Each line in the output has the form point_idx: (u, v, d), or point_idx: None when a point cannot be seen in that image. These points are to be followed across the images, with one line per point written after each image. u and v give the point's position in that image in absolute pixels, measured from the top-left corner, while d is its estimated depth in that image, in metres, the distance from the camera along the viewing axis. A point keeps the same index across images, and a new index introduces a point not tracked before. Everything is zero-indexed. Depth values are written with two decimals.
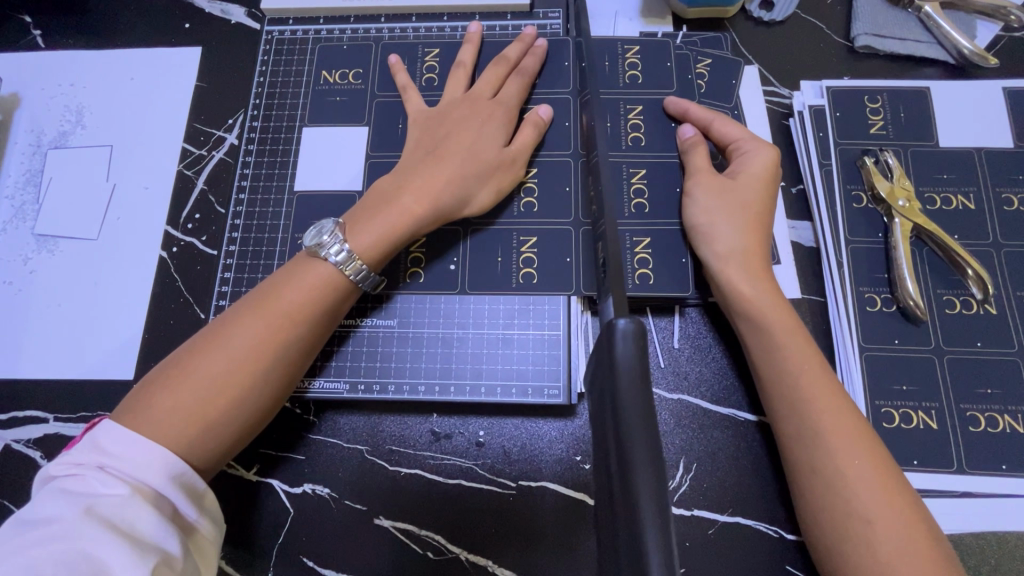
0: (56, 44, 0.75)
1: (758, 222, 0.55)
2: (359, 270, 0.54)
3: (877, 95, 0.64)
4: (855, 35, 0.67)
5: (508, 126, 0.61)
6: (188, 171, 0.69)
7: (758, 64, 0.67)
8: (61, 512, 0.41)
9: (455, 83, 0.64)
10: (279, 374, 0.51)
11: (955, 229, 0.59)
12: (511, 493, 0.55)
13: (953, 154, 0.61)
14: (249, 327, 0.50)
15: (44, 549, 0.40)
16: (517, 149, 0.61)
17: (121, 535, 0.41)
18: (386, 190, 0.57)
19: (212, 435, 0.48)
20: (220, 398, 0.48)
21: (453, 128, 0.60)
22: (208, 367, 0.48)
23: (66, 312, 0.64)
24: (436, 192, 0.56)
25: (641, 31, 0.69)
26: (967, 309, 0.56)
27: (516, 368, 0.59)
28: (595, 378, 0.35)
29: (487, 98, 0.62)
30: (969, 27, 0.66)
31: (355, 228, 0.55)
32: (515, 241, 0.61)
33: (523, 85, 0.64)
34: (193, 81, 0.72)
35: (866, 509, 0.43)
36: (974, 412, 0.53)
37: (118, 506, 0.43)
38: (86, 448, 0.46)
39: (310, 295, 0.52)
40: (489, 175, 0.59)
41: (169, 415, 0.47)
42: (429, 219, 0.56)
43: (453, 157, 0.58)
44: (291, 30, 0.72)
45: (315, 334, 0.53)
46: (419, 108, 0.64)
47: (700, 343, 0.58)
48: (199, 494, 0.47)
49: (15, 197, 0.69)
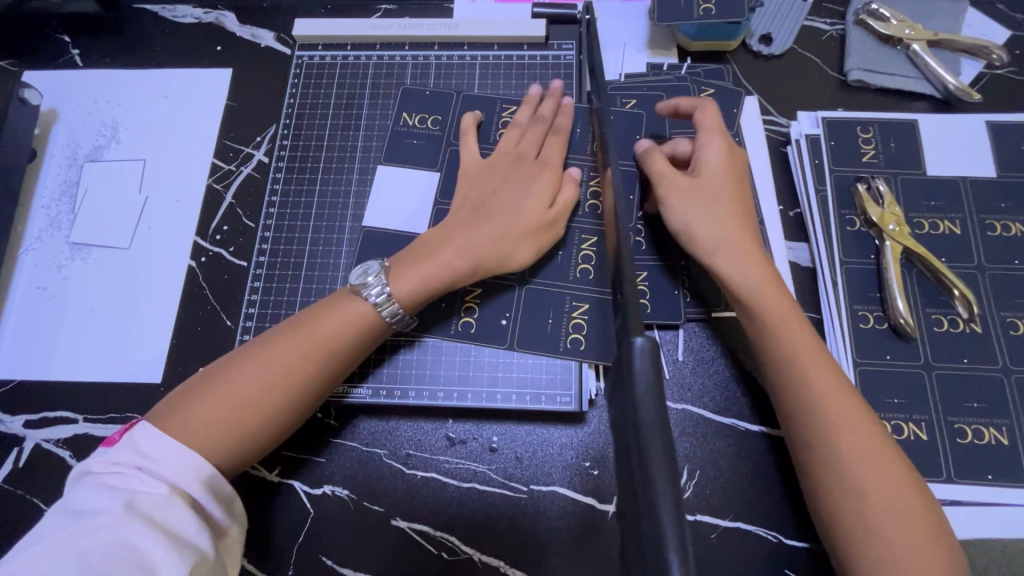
0: (94, 63, 0.79)
1: (735, 209, 0.58)
2: (395, 312, 0.57)
3: (869, 126, 0.68)
4: (848, 69, 0.71)
5: (552, 186, 0.63)
6: (218, 185, 0.72)
7: (758, 95, 0.72)
8: (104, 507, 0.44)
9: (508, 138, 0.66)
10: (307, 400, 0.54)
11: (942, 252, 0.63)
12: (522, 497, 0.58)
13: (939, 182, 0.65)
14: (288, 351, 0.54)
15: (91, 540, 0.42)
16: (558, 208, 0.62)
17: (161, 531, 0.44)
18: (430, 243, 0.59)
19: (237, 448, 0.51)
20: (253, 416, 0.51)
21: (498, 186, 0.62)
22: (245, 385, 0.52)
23: (97, 318, 0.67)
24: (477, 250, 0.58)
25: (648, 63, 0.74)
26: (954, 327, 0.60)
27: (530, 376, 0.62)
28: (615, 396, 0.38)
29: (531, 157, 0.65)
30: (955, 64, 0.71)
31: (397, 274, 0.57)
32: (519, 287, 0.63)
33: (562, 144, 0.66)
34: (225, 100, 0.76)
35: (864, 483, 0.48)
36: (962, 424, 0.57)
37: (158, 503, 0.45)
38: (125, 448, 0.48)
39: (346, 326, 0.55)
40: (528, 234, 0.60)
41: (203, 420, 0.50)
42: (470, 271, 0.58)
43: (495, 218, 0.60)
44: (319, 55, 0.76)
45: (345, 365, 0.56)
46: (472, 156, 0.65)
47: (704, 356, 0.62)
48: (225, 498, 0.50)
49: (51, 207, 0.72)
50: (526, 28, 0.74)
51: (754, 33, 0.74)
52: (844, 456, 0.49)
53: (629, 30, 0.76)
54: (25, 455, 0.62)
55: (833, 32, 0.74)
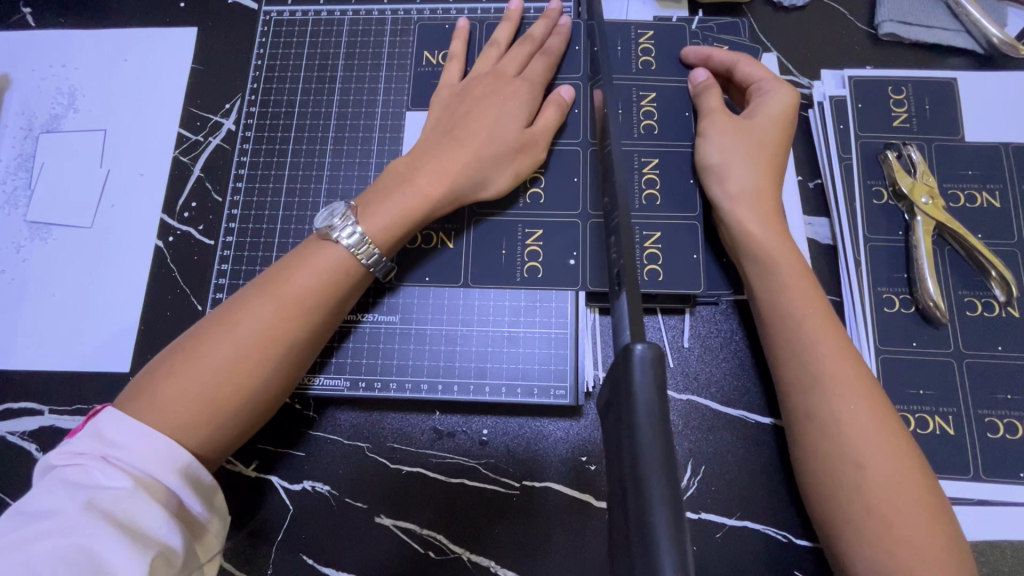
0: (47, 23, 0.72)
1: (771, 161, 0.54)
2: (371, 254, 0.52)
3: (902, 86, 0.61)
4: (879, 22, 0.64)
5: (532, 107, 0.60)
6: (184, 157, 0.66)
7: (777, 52, 0.64)
8: (61, 506, 0.40)
9: (485, 58, 0.62)
10: (287, 361, 0.49)
11: (979, 227, 0.57)
12: (514, 493, 0.54)
13: (979, 149, 0.59)
14: (257, 311, 0.49)
15: (43, 545, 0.38)
16: (537, 129, 0.59)
17: (122, 531, 0.40)
18: (400, 171, 0.55)
19: (217, 422, 0.47)
20: (228, 385, 0.47)
21: (476, 105, 0.58)
22: (216, 354, 0.47)
23: (60, 303, 0.63)
24: (453, 176, 0.55)
25: (655, 15, 0.66)
26: (988, 311, 0.54)
27: (521, 367, 0.57)
28: (609, 399, 0.33)
29: (511, 75, 0.60)
30: (1000, 15, 0.63)
31: (367, 210, 0.53)
32: (520, 234, 0.59)
33: (549, 64, 0.62)
34: (189, 63, 0.69)
35: (860, 453, 0.44)
36: (993, 418, 0.52)
37: (120, 499, 0.41)
38: (90, 437, 0.44)
39: (320, 279, 0.51)
40: (508, 158, 0.57)
41: (173, 396, 0.46)
42: (447, 202, 0.55)
43: (473, 138, 0.56)
44: (289, 11, 0.69)
45: (323, 321, 0.51)
46: (452, 79, 0.62)
47: (710, 343, 0.57)
48: (205, 488, 0.46)
49: (6, 182, 0.67)
50: None
51: None
52: (844, 425, 0.45)
53: None
54: None
55: None
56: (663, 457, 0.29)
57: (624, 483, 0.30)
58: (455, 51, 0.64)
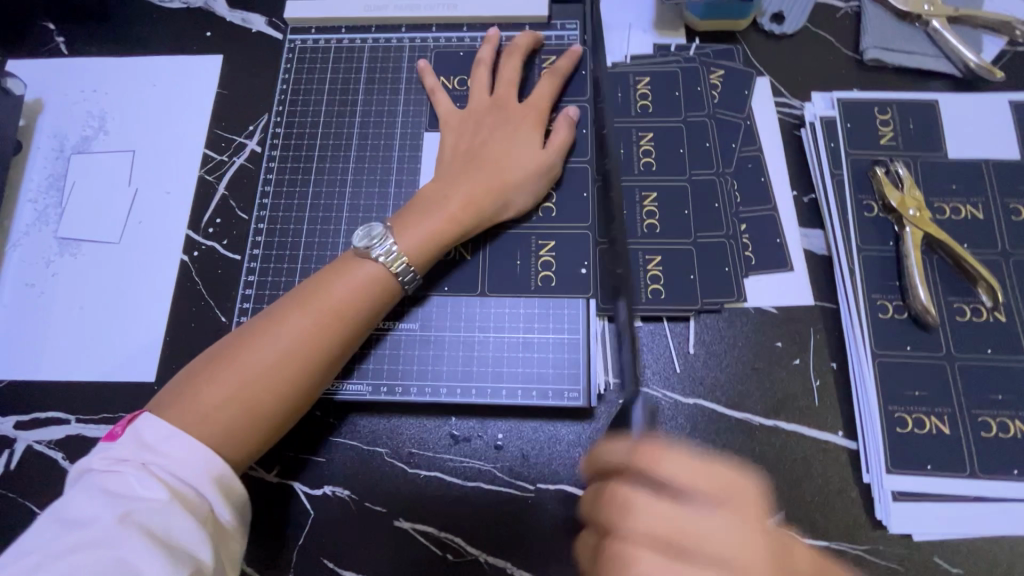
0: (79, 51, 0.76)
1: None
2: (408, 271, 0.56)
3: (887, 107, 0.65)
4: (864, 48, 0.68)
5: (543, 129, 0.64)
6: (210, 176, 0.70)
7: (770, 76, 0.69)
8: (99, 512, 0.41)
9: (488, 87, 0.67)
10: (323, 368, 0.52)
11: (964, 238, 0.60)
12: (529, 496, 0.56)
13: (961, 164, 0.63)
14: (296, 322, 0.51)
15: (82, 553, 0.40)
16: (554, 150, 0.62)
17: (157, 542, 0.41)
18: (432, 195, 0.59)
19: (257, 424, 0.49)
20: (267, 391, 0.49)
21: (491, 135, 0.63)
22: (262, 375, 0.49)
23: (87, 316, 0.65)
24: (479, 198, 0.59)
25: (655, 43, 0.71)
26: (977, 317, 0.57)
27: (535, 371, 0.59)
28: None
29: (518, 104, 0.65)
30: (976, 41, 0.68)
31: (404, 229, 0.57)
32: (535, 245, 0.62)
33: (554, 85, 0.66)
34: (215, 88, 0.73)
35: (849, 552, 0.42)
36: (986, 417, 0.54)
37: (156, 508, 0.42)
38: (130, 444, 0.46)
39: (358, 294, 0.53)
40: (530, 179, 0.61)
41: (216, 400, 0.48)
42: (478, 222, 0.59)
43: (496, 166, 0.61)
44: (313, 39, 0.73)
45: (357, 332, 0.54)
46: (451, 108, 0.67)
47: (715, 349, 0.59)
48: (235, 498, 0.47)
49: (38, 201, 0.70)
50: (528, 7, 0.71)
51: (765, 12, 0.70)
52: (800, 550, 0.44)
53: (636, 8, 0.73)
54: (16, 457, 0.60)
55: (848, 9, 0.71)
56: None
57: None
58: (432, 83, 0.69)
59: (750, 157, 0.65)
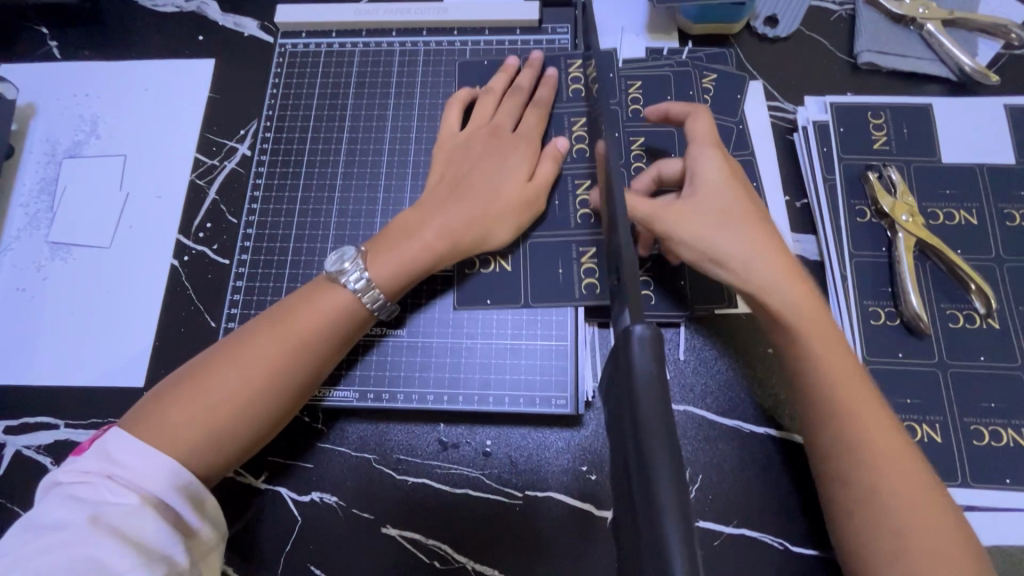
0: (72, 55, 0.76)
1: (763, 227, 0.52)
2: (376, 298, 0.55)
3: (880, 111, 0.65)
4: (858, 52, 0.68)
5: (531, 163, 0.62)
6: (200, 180, 0.70)
7: (763, 80, 0.68)
8: (70, 520, 0.42)
9: (485, 110, 0.65)
10: (290, 392, 0.51)
11: (957, 243, 0.60)
12: (517, 503, 0.56)
13: (955, 169, 0.62)
14: (264, 345, 0.51)
15: (54, 559, 0.40)
16: (538, 183, 0.61)
17: (129, 546, 0.41)
18: (408, 223, 0.58)
19: (221, 449, 0.48)
20: (231, 414, 0.48)
21: (478, 162, 0.61)
22: (227, 399, 0.48)
23: (77, 320, 0.65)
24: (459, 230, 0.58)
25: (647, 47, 0.70)
26: (970, 323, 0.57)
27: (523, 378, 0.59)
28: (613, 387, 0.35)
29: (510, 132, 0.64)
30: (971, 45, 0.67)
31: (377, 258, 0.56)
32: (575, 253, 0.62)
33: (541, 116, 0.65)
34: (206, 92, 0.73)
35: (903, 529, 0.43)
36: (978, 426, 0.54)
37: (127, 514, 0.43)
38: (96, 456, 0.46)
39: (327, 317, 0.53)
40: (510, 213, 0.60)
41: (178, 423, 0.47)
42: (453, 254, 0.58)
43: (479, 195, 0.59)
44: (303, 43, 0.73)
45: (326, 356, 0.53)
46: (450, 128, 0.65)
47: (705, 356, 0.59)
48: (204, 504, 0.47)
49: (29, 205, 0.70)
50: (519, 11, 0.71)
51: (758, 15, 0.70)
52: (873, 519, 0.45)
53: (628, 12, 0.72)
54: (5, 462, 0.60)
55: (842, 12, 0.70)
56: (668, 455, 0.29)
57: (634, 499, 0.30)
58: (456, 98, 0.67)
59: (744, 162, 0.63)
